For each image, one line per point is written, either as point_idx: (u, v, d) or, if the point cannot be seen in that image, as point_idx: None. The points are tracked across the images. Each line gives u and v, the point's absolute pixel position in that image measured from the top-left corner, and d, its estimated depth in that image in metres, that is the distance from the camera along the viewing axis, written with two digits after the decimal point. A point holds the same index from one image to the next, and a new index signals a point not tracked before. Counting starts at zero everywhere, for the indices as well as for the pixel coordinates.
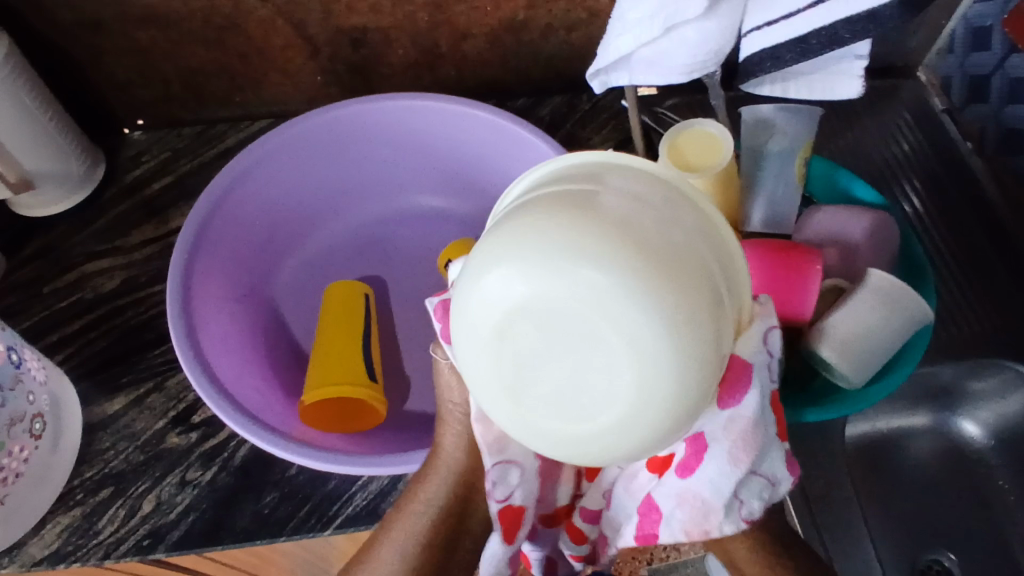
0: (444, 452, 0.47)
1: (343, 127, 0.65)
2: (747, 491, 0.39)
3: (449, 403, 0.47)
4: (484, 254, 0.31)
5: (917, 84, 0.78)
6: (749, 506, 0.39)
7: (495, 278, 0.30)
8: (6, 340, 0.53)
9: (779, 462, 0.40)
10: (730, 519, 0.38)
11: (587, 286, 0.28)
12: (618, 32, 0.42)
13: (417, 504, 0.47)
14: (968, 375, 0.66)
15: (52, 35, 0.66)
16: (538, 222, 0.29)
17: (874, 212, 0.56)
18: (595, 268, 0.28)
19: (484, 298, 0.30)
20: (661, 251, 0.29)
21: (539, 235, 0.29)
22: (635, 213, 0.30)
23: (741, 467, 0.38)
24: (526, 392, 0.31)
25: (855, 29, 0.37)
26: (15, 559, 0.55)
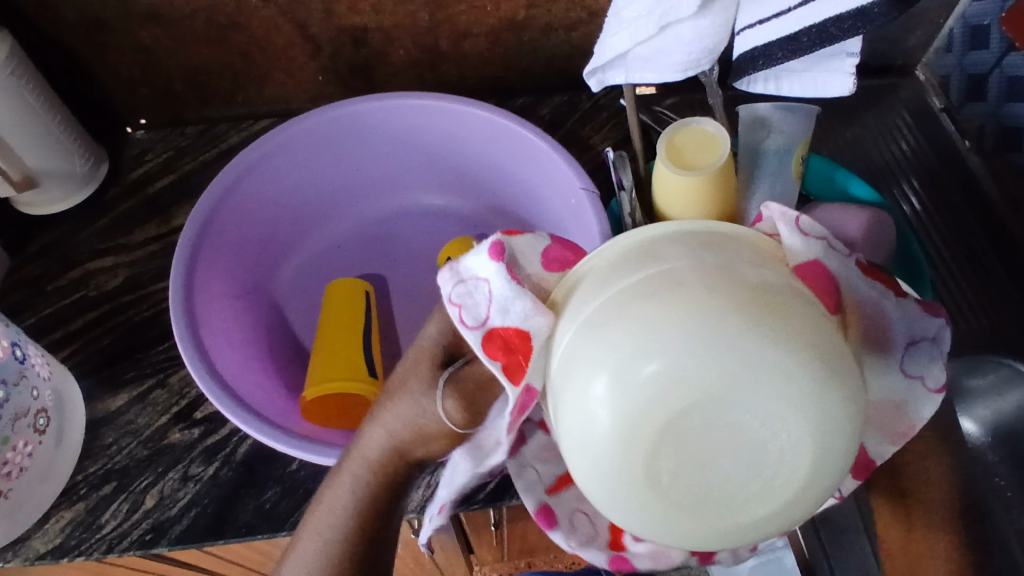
0: (357, 452, 0.43)
1: (344, 125, 0.66)
2: (916, 363, 0.41)
3: (407, 417, 0.42)
4: (578, 374, 0.32)
5: (917, 83, 0.78)
6: (929, 367, 0.41)
7: (598, 392, 0.31)
8: (11, 335, 0.54)
9: (921, 323, 0.41)
10: (923, 399, 0.41)
11: (725, 365, 0.30)
12: (614, 31, 0.43)
13: (330, 501, 0.43)
14: (964, 372, 0.64)
15: (56, 34, 0.67)
16: (617, 326, 0.32)
17: (871, 211, 0.56)
18: (722, 344, 0.30)
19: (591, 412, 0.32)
20: (772, 300, 0.31)
21: (625, 336, 0.31)
22: (724, 275, 0.32)
23: (894, 346, 0.40)
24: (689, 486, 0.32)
25: (844, 27, 0.37)
26: (19, 553, 0.56)
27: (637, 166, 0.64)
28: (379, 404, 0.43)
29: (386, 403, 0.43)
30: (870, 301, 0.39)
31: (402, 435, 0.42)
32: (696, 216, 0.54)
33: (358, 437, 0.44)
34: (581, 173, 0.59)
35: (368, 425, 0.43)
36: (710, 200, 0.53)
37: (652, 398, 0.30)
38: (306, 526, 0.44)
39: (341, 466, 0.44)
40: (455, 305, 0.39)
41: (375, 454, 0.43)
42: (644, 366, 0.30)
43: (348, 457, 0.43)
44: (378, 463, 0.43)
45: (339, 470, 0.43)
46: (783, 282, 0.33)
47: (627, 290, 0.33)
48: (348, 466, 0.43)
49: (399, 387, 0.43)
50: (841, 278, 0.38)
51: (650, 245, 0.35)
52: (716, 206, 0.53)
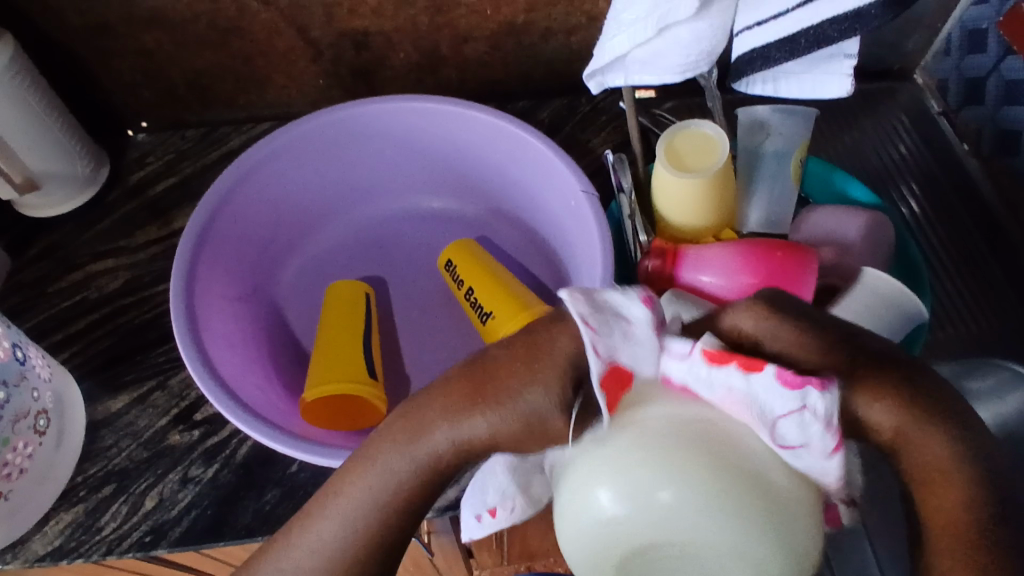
0: (426, 444, 0.33)
1: (345, 129, 0.66)
2: (790, 435, 0.30)
3: (511, 430, 0.33)
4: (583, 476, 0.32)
5: (915, 87, 0.79)
6: (813, 436, 0.30)
7: (595, 501, 0.32)
8: (12, 337, 0.54)
9: (776, 388, 0.30)
10: (821, 470, 0.31)
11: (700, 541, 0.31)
12: (613, 33, 0.43)
13: (383, 487, 0.34)
14: (963, 373, 0.65)
15: (59, 37, 0.67)
16: (638, 457, 0.31)
17: (869, 212, 0.57)
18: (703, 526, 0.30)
19: (580, 513, 0.32)
20: (766, 497, 0.31)
21: (641, 470, 0.31)
22: (727, 452, 0.31)
23: (754, 429, 0.31)
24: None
25: (842, 28, 0.38)
26: (18, 554, 0.56)
27: (637, 169, 0.64)
28: (473, 398, 0.33)
29: (486, 403, 0.33)
30: (712, 386, 0.32)
31: (491, 447, 0.33)
32: (693, 217, 0.54)
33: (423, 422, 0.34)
34: (581, 175, 0.59)
35: (463, 416, 0.33)
36: (708, 202, 0.53)
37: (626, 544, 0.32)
38: (324, 501, 0.35)
39: (388, 446, 0.34)
40: (587, 324, 0.32)
41: (448, 452, 0.33)
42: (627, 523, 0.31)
43: (405, 439, 0.34)
44: (446, 465, 0.34)
45: (389, 451, 0.34)
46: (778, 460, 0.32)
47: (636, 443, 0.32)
48: (414, 453, 0.34)
49: (507, 380, 0.33)
50: (669, 369, 0.33)
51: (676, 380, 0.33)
52: (713, 208, 0.54)
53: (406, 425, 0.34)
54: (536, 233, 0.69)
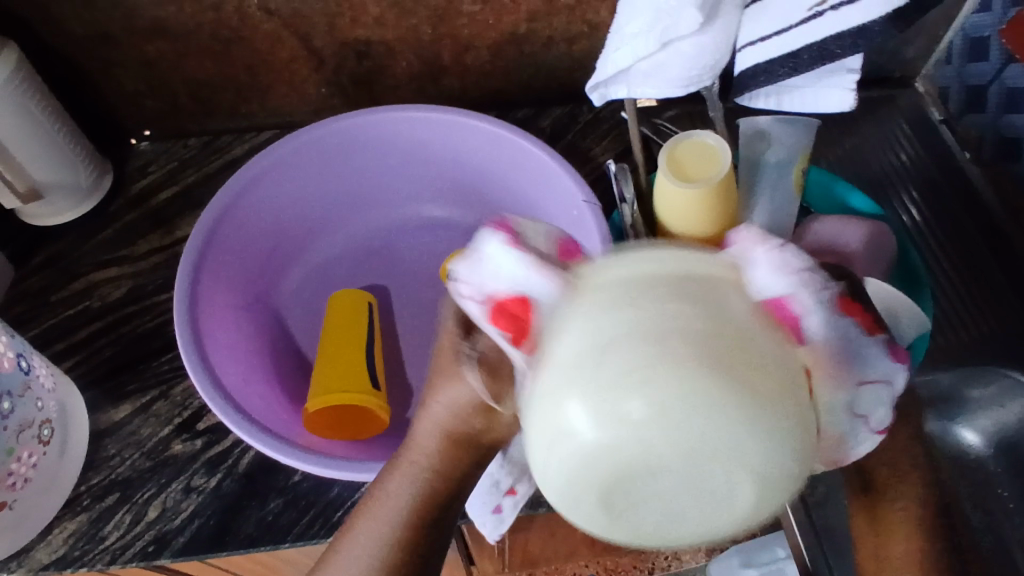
0: (413, 448, 0.42)
1: (347, 139, 0.66)
2: (863, 402, 0.35)
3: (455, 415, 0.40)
4: (557, 380, 0.27)
5: (915, 94, 0.78)
6: (875, 408, 0.36)
7: (575, 412, 0.26)
8: (16, 347, 0.54)
9: (880, 360, 0.35)
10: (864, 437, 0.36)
11: (699, 451, 0.26)
12: (616, 46, 0.43)
13: (388, 498, 0.42)
14: (964, 384, 0.66)
15: (62, 47, 0.67)
16: (618, 343, 0.26)
17: (870, 223, 0.57)
18: (697, 434, 0.26)
19: (557, 429, 0.27)
20: (768, 393, 0.26)
21: (625, 357, 0.26)
22: (722, 332, 0.26)
23: (848, 387, 0.33)
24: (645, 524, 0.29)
25: (846, 44, 0.39)
26: (23, 563, 0.56)
27: (638, 178, 0.64)
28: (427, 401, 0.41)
29: (435, 394, 0.41)
30: (839, 336, 0.32)
31: (454, 428, 0.41)
32: (695, 228, 0.54)
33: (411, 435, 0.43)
34: (582, 185, 0.59)
35: (421, 417, 0.42)
36: (710, 211, 0.53)
37: (614, 467, 0.27)
38: (355, 524, 0.44)
39: (397, 462, 0.43)
40: (458, 281, 0.35)
41: (429, 452, 0.42)
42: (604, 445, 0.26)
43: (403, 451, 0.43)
44: (435, 461, 0.42)
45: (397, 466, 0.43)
46: (768, 328, 0.28)
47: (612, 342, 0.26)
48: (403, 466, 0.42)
49: (443, 386, 0.40)
50: (810, 317, 0.30)
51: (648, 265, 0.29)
52: (714, 219, 0.54)
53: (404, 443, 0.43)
54: None
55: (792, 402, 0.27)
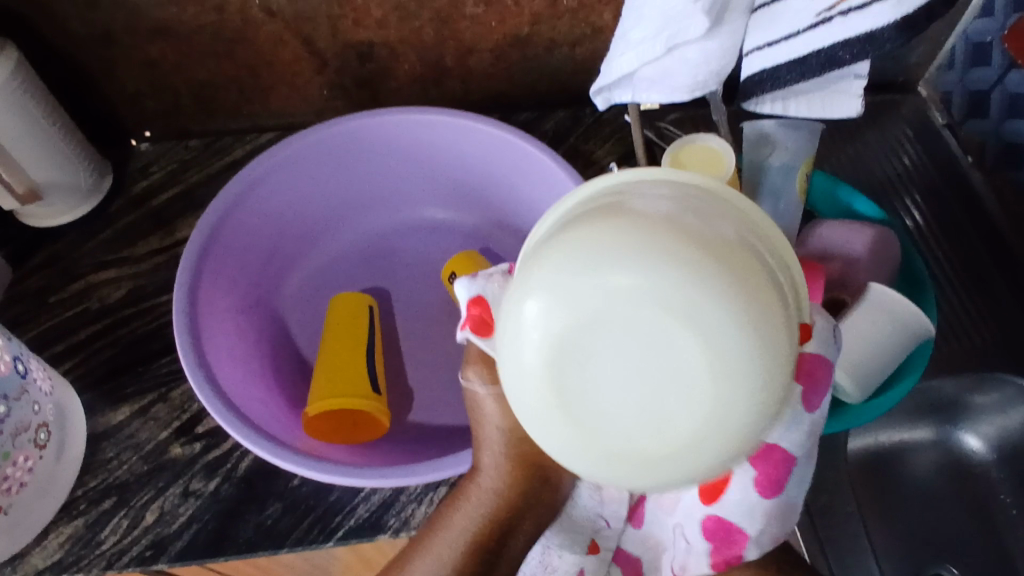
0: (485, 457, 0.46)
1: (349, 141, 0.66)
2: (800, 497, 0.42)
3: (489, 423, 0.45)
4: (522, 282, 0.32)
5: (918, 99, 0.79)
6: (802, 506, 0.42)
7: (534, 301, 0.31)
8: (13, 350, 0.53)
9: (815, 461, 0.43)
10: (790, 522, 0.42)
11: (633, 303, 0.29)
12: (622, 51, 0.43)
13: (469, 501, 0.46)
14: (969, 390, 0.67)
15: (62, 47, 0.67)
16: (575, 234, 0.31)
17: (875, 228, 0.56)
18: (635, 286, 0.29)
19: (523, 324, 0.32)
20: (697, 246, 0.30)
21: (577, 245, 0.30)
22: (665, 223, 0.30)
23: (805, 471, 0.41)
24: (607, 421, 0.31)
25: (854, 51, 0.38)
26: (18, 568, 0.56)
27: None
28: (477, 430, 0.46)
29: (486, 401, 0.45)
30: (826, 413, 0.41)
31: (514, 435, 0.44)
32: None
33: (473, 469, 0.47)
34: None
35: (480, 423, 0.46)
36: None
37: (562, 336, 0.31)
38: (434, 534, 0.46)
39: (464, 492, 0.46)
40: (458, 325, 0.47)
41: (499, 461, 0.45)
42: (552, 307, 0.30)
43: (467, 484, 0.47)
44: (501, 472, 0.45)
45: (463, 497, 0.46)
46: (713, 217, 0.32)
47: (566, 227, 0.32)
48: (479, 480, 0.46)
49: (484, 415, 0.45)
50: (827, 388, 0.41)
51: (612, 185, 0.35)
52: None
53: (467, 479, 0.47)
54: None
55: (741, 274, 0.30)
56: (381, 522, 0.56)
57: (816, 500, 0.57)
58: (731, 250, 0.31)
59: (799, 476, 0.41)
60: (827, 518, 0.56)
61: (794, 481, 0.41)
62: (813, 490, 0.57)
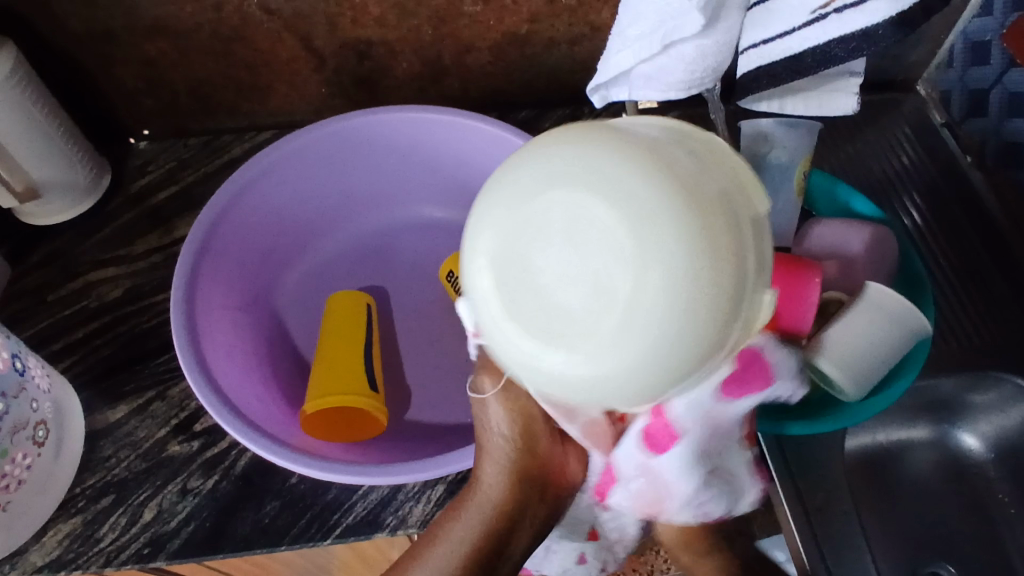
0: (486, 470, 0.47)
1: (346, 138, 0.66)
2: (707, 496, 0.46)
3: (496, 436, 0.46)
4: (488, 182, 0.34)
5: (918, 98, 0.79)
6: (709, 503, 0.47)
7: (495, 188, 0.33)
8: (10, 347, 0.53)
9: (739, 465, 0.48)
10: (686, 511, 0.46)
11: (568, 188, 0.31)
12: (618, 48, 0.43)
13: (462, 517, 0.46)
14: (968, 389, 0.67)
15: (61, 45, 0.67)
16: (541, 140, 0.33)
17: (873, 226, 0.56)
18: (585, 166, 0.31)
19: (482, 210, 0.33)
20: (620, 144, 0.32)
21: (541, 144, 0.33)
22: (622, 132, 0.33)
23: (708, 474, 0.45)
24: (548, 299, 0.31)
25: (848, 49, 0.38)
26: (15, 566, 0.56)
27: None
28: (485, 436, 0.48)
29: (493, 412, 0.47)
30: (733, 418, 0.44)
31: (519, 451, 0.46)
32: None
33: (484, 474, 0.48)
34: None
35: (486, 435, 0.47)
36: None
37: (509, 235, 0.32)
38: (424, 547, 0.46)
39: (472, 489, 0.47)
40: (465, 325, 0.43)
41: (499, 476, 0.46)
42: (503, 190, 0.32)
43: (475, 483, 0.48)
44: (500, 488, 0.46)
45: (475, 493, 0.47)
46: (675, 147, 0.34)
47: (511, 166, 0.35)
48: (473, 498, 0.47)
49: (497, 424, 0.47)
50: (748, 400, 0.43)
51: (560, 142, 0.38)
52: None
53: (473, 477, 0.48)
54: None
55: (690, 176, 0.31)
56: (378, 520, 0.56)
57: (813, 498, 0.57)
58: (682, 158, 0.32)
59: (683, 460, 0.43)
60: (824, 517, 0.57)
61: (677, 454, 0.43)
62: (810, 488, 0.57)
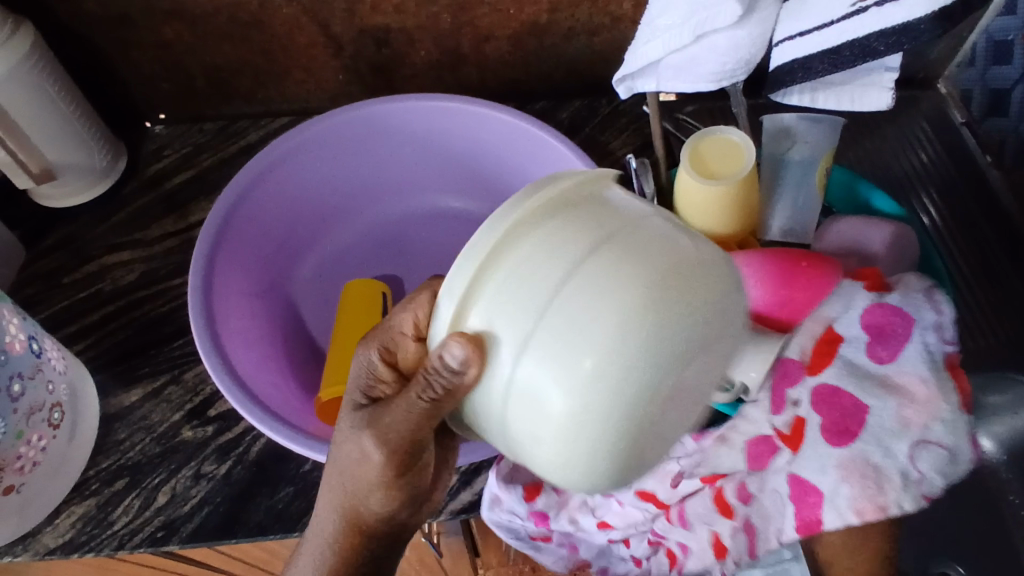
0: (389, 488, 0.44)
1: (364, 126, 0.65)
2: (923, 460, 0.42)
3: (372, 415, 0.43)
4: (553, 392, 0.32)
5: (937, 95, 0.77)
6: (936, 470, 0.42)
7: (577, 411, 0.32)
8: (28, 329, 0.53)
9: (956, 434, 0.43)
10: (910, 494, 0.42)
11: (651, 376, 0.32)
12: (646, 39, 0.43)
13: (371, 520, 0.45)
14: (981, 390, 0.67)
15: (78, 26, 0.66)
16: (597, 332, 0.32)
17: (895, 223, 0.56)
18: (665, 356, 0.32)
19: (572, 432, 0.33)
20: (665, 280, 0.33)
21: (607, 346, 0.32)
22: (665, 279, 0.33)
23: (908, 440, 0.42)
24: (646, 461, 0.36)
25: (889, 42, 0.37)
26: (29, 547, 0.56)
27: (659, 172, 0.64)
28: (393, 413, 0.40)
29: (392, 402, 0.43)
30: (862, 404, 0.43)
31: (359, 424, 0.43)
32: (715, 222, 0.55)
33: (340, 461, 0.43)
34: None
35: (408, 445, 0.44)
36: (731, 208, 0.55)
37: (617, 429, 0.33)
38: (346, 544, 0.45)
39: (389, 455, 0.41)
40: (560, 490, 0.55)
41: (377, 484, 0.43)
42: (593, 410, 0.32)
43: (361, 478, 0.42)
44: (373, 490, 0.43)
45: (408, 478, 0.43)
46: (678, 253, 0.34)
47: (548, 329, 0.32)
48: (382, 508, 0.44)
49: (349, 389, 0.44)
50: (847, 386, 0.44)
51: (543, 232, 0.34)
52: (737, 214, 0.55)
53: (377, 474, 0.41)
54: None
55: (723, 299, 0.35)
56: None
57: None
58: (704, 269, 0.34)
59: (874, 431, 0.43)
60: None
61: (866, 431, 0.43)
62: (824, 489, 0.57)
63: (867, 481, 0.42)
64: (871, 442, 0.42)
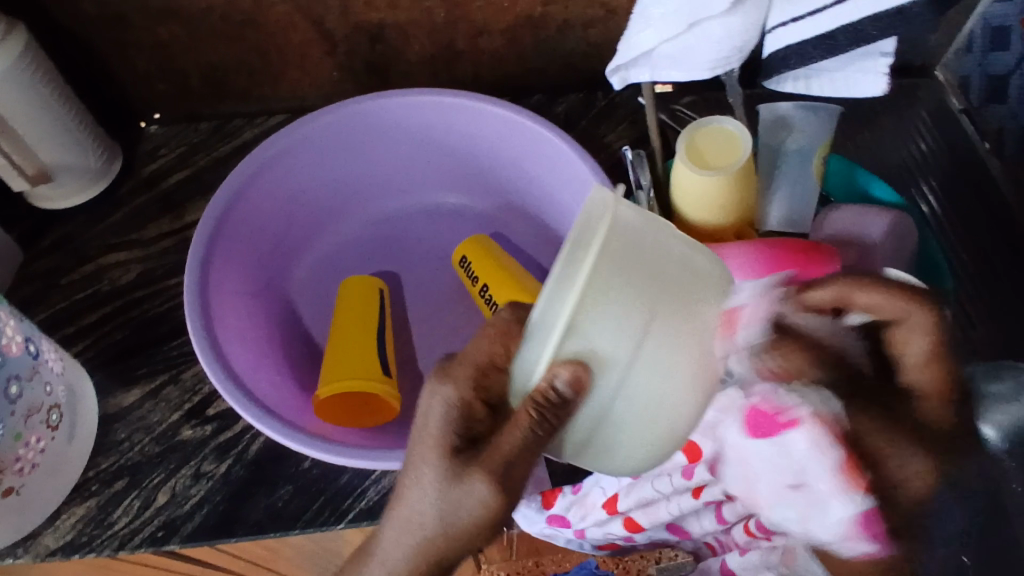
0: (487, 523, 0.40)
1: (359, 123, 0.65)
2: (800, 508, 0.41)
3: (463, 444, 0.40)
4: (646, 406, 0.39)
5: (935, 84, 0.76)
6: (813, 521, 0.41)
7: (663, 418, 0.39)
8: (25, 331, 0.53)
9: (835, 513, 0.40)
10: (777, 513, 0.42)
11: (704, 377, 0.40)
12: (639, 28, 0.42)
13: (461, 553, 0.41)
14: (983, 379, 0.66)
15: (71, 26, 0.66)
16: (676, 354, 0.39)
17: (894, 212, 0.55)
18: (710, 361, 0.41)
19: (657, 433, 0.40)
20: (700, 299, 0.40)
21: (683, 362, 0.39)
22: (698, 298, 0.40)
23: (800, 474, 0.40)
24: None
25: (883, 26, 0.38)
26: (29, 549, 0.56)
27: (655, 164, 0.64)
28: (512, 441, 0.37)
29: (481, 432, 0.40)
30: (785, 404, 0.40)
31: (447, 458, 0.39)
32: (709, 215, 0.55)
33: (438, 502, 0.39)
34: (599, 172, 0.58)
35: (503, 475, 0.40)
36: (728, 199, 0.54)
37: (686, 421, 0.41)
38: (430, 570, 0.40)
39: (501, 481, 0.38)
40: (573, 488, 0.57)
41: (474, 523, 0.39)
42: (671, 414, 0.40)
43: (467, 515, 0.38)
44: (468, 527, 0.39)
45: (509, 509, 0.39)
46: (697, 274, 0.41)
47: (637, 356, 0.38)
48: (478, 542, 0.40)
49: (428, 430, 0.40)
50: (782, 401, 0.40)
51: (616, 273, 0.37)
52: (732, 206, 0.55)
53: (489, 509, 0.38)
54: (551, 230, 0.68)
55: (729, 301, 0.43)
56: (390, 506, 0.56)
57: None
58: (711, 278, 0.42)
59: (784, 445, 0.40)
60: None
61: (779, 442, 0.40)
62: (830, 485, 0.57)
63: (747, 477, 0.42)
64: (771, 454, 0.40)
